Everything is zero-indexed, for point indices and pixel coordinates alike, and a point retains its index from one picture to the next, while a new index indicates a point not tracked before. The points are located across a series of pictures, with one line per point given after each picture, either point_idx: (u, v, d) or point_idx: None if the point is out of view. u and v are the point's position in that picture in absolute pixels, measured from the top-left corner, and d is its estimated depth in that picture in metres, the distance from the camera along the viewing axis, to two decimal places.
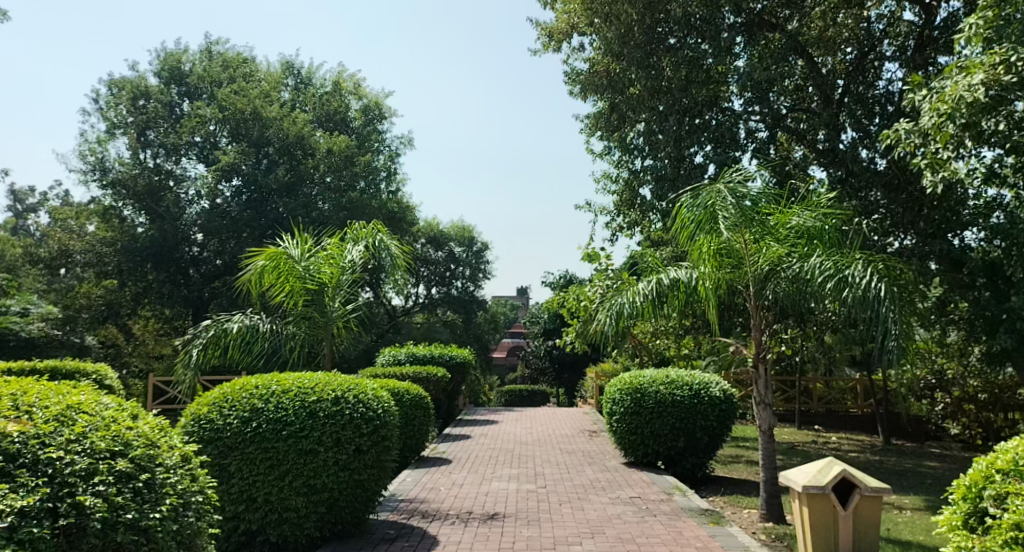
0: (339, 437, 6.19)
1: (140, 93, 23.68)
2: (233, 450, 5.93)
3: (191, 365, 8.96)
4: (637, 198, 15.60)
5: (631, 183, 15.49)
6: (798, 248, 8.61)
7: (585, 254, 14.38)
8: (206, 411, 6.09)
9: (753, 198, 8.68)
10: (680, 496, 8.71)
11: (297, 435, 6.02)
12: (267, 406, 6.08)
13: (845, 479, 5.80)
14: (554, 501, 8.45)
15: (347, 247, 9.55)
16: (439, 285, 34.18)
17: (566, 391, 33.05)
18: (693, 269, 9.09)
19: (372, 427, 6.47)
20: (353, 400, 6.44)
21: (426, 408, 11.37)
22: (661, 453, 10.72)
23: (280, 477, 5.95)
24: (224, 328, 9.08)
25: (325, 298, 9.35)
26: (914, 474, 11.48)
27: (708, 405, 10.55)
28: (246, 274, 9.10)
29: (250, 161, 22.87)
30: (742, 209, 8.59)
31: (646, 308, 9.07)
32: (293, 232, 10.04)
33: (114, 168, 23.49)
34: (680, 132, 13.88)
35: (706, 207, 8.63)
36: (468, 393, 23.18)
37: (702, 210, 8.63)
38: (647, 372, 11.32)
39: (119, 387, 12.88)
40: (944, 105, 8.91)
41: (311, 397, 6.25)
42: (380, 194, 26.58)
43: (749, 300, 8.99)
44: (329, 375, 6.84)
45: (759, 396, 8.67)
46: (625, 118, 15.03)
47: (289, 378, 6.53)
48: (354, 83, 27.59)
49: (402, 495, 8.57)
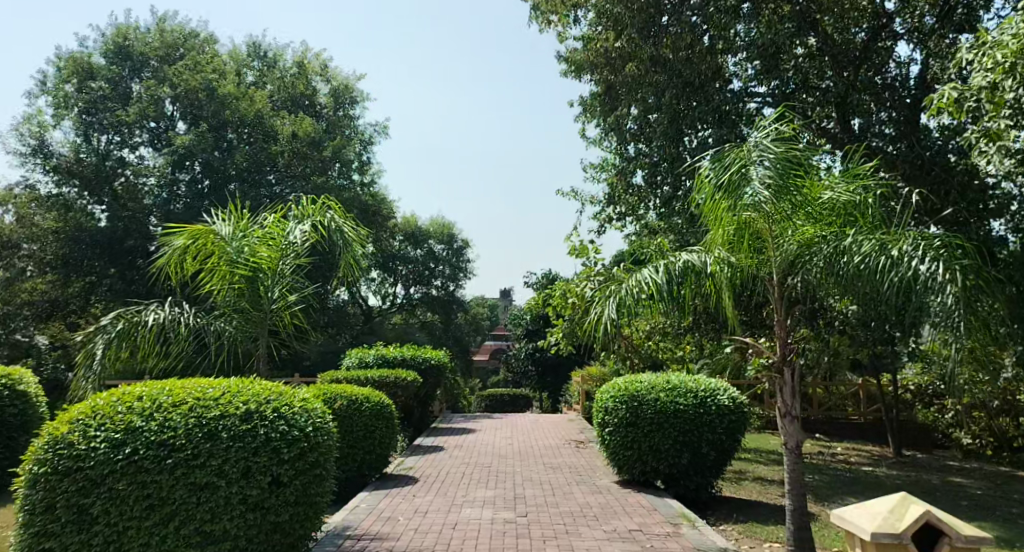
0: (249, 466, 4.63)
1: (85, 72, 21.86)
2: (97, 486, 4.35)
3: (94, 368, 7.31)
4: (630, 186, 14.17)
5: (622, 168, 13.96)
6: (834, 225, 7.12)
7: (571, 246, 12.86)
8: (66, 432, 4.50)
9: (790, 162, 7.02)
10: (689, 528, 7.20)
11: (188, 464, 4.46)
12: (148, 424, 4.51)
13: (929, 523, 4.28)
14: (536, 536, 6.91)
15: (290, 225, 7.85)
16: (419, 285, 32.47)
17: (550, 394, 31.43)
18: (707, 254, 7.57)
19: (297, 454, 4.90)
20: (271, 416, 4.88)
21: (386, 417, 9.80)
22: (661, 471, 9.17)
23: (163, 522, 4.39)
24: (135, 322, 7.49)
25: (261, 289, 7.67)
26: (944, 494, 10.05)
27: (715, 415, 9.10)
28: (162, 256, 7.42)
29: (208, 147, 21.18)
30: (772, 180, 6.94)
31: (650, 300, 7.49)
32: (229, 208, 8.34)
33: (58, 151, 21.83)
34: (681, 109, 12.33)
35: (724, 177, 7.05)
36: (444, 399, 21.62)
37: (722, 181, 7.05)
38: (643, 377, 9.82)
39: (36, 394, 11.17)
40: (1009, 54, 7.56)
41: (212, 413, 4.68)
42: (352, 185, 24.95)
43: (770, 288, 7.47)
44: (244, 381, 5.26)
45: (784, 408, 7.10)
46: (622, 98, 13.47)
47: (188, 386, 4.94)
48: (323, 66, 25.86)
49: (351, 531, 6.94)
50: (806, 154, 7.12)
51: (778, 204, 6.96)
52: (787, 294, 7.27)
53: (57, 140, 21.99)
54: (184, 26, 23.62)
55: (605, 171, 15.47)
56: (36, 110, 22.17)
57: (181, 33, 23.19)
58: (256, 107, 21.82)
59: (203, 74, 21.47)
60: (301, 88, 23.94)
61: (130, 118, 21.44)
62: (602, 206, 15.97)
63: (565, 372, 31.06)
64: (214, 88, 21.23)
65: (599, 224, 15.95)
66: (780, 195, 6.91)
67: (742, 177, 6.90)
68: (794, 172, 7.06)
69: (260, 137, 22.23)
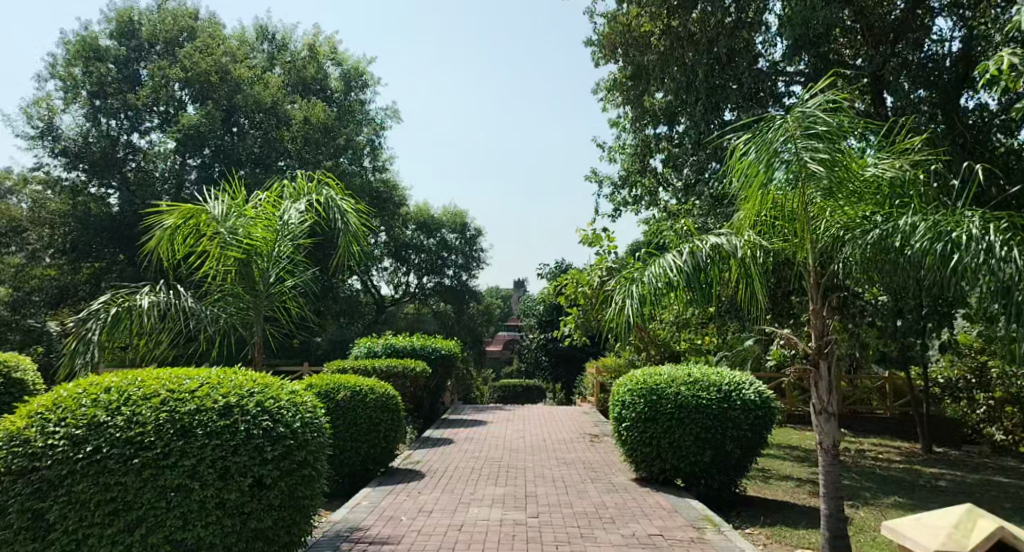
0: (227, 467, 4.15)
1: (92, 53, 21.42)
2: (56, 488, 3.87)
3: (88, 354, 6.50)
4: (650, 168, 13.56)
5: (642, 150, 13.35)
6: (881, 206, 6.50)
7: (585, 234, 12.30)
8: (22, 427, 4.02)
9: (836, 136, 6.34)
10: (714, 533, 6.66)
11: (158, 464, 3.98)
12: (113, 420, 4.02)
13: (1002, 543, 3.70)
14: (548, 541, 6.37)
15: (285, 203, 7.26)
16: (431, 274, 31.75)
17: (563, 387, 30.89)
18: (738, 236, 6.99)
19: (282, 453, 4.41)
20: (253, 411, 4.39)
21: (391, 410, 9.33)
22: (681, 470, 8.64)
23: (130, 530, 3.91)
24: (130, 305, 6.78)
25: (255, 273, 7.15)
26: (985, 496, 9.46)
27: (740, 411, 8.53)
28: (150, 237, 6.92)
29: (216, 129, 20.75)
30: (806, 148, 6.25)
31: (676, 286, 6.90)
32: (223, 184, 7.80)
33: (64, 135, 21.44)
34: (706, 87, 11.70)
35: (758, 151, 6.44)
36: (456, 390, 21.13)
37: (759, 155, 6.43)
38: (663, 368, 9.26)
39: (34, 381, 10.76)
40: None
41: (187, 407, 4.19)
42: (363, 172, 24.46)
43: (806, 274, 6.88)
44: (227, 372, 4.77)
45: (820, 405, 6.51)
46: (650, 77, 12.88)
47: (161, 376, 4.45)
48: (333, 49, 25.32)
49: (350, 534, 6.42)
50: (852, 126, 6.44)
51: (819, 180, 6.31)
52: (825, 280, 6.67)
53: (64, 124, 21.56)
54: (192, 7, 23.12)
55: (624, 154, 14.86)
56: (43, 92, 21.76)
57: (189, 15, 22.72)
58: (269, 91, 21.33)
59: (211, 55, 21.04)
60: (312, 72, 23.40)
61: (137, 101, 21.01)
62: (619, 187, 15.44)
63: (578, 364, 30.48)
64: (225, 71, 20.85)
65: (614, 207, 15.41)
66: (823, 171, 6.24)
67: (776, 150, 6.27)
68: (839, 146, 6.40)
69: (270, 121, 21.68)
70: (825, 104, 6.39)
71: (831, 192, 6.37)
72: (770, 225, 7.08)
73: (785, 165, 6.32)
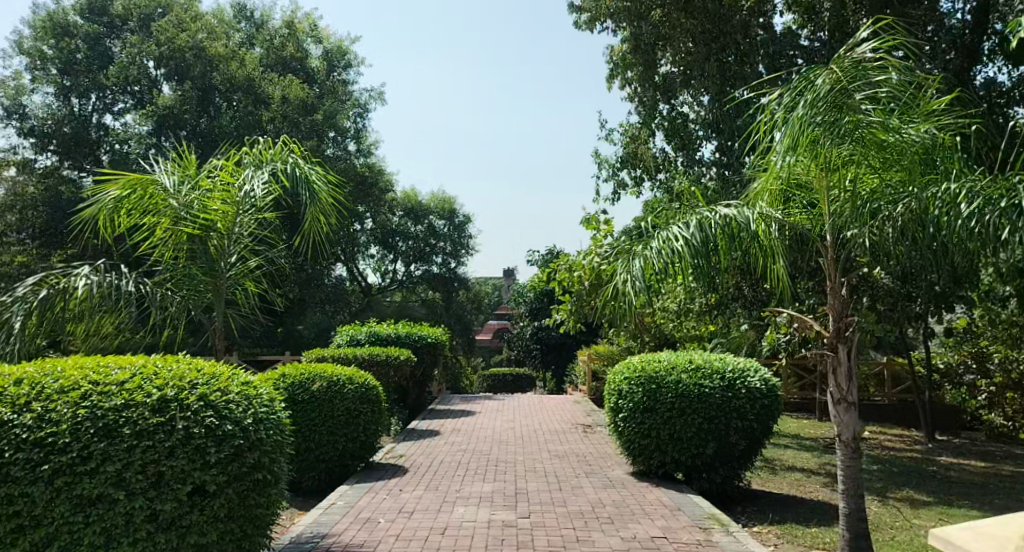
0: (160, 472, 3.52)
1: (60, 31, 20.62)
2: None
3: (10, 346, 5.73)
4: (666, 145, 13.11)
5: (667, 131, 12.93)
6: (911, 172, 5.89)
7: (584, 216, 11.69)
8: None
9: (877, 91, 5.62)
10: (722, 533, 6.08)
11: (75, 471, 3.35)
12: (19, 417, 3.36)
13: None
14: (538, 545, 5.74)
15: (247, 174, 6.65)
16: (419, 262, 31.08)
17: (553, 376, 30.16)
18: (750, 210, 6.37)
19: (228, 456, 3.76)
20: (194, 406, 3.73)
21: (373, 401, 8.71)
22: (682, 462, 8.06)
23: (40, 548, 3.32)
24: (65, 288, 6.02)
25: (213, 250, 6.50)
26: (1000, 489, 8.92)
27: (746, 400, 7.94)
28: (92, 210, 6.30)
29: (192, 108, 20.02)
30: (836, 106, 5.55)
31: (680, 261, 6.32)
32: (176, 152, 7.11)
33: (33, 114, 20.65)
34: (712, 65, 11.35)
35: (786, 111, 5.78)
36: (443, 379, 20.46)
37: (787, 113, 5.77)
38: (663, 355, 8.66)
39: None
40: None
41: (111, 401, 3.53)
42: (346, 154, 23.74)
43: (823, 250, 6.28)
44: (167, 360, 4.11)
45: (839, 393, 5.89)
46: (651, 50, 12.36)
47: (87, 365, 3.80)
48: (313, 27, 24.64)
49: (319, 542, 5.74)
50: (898, 80, 5.71)
51: (847, 142, 5.67)
52: (845, 257, 6.08)
53: (35, 104, 20.81)
54: None
55: (621, 134, 14.25)
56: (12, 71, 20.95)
57: None
58: (245, 69, 20.55)
59: (185, 31, 20.40)
60: (292, 49, 22.56)
61: (109, 80, 20.24)
62: (616, 169, 14.86)
63: (569, 352, 29.79)
64: (203, 48, 20.15)
65: (614, 190, 14.82)
66: (849, 132, 5.59)
67: (805, 106, 5.55)
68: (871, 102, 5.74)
69: (246, 99, 20.87)
70: (867, 49, 5.64)
71: (863, 154, 5.71)
72: (783, 195, 6.50)
73: (818, 123, 5.58)
